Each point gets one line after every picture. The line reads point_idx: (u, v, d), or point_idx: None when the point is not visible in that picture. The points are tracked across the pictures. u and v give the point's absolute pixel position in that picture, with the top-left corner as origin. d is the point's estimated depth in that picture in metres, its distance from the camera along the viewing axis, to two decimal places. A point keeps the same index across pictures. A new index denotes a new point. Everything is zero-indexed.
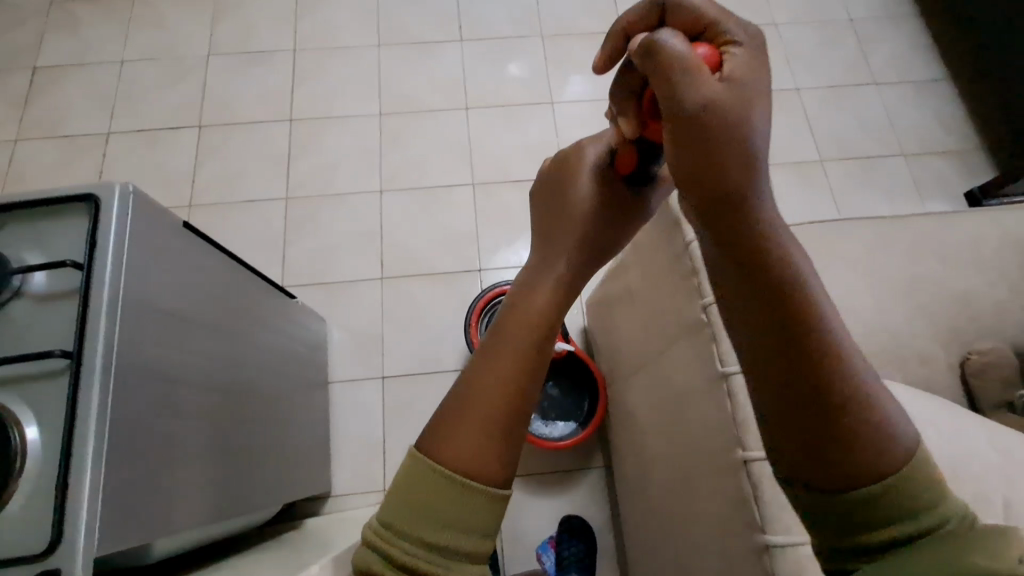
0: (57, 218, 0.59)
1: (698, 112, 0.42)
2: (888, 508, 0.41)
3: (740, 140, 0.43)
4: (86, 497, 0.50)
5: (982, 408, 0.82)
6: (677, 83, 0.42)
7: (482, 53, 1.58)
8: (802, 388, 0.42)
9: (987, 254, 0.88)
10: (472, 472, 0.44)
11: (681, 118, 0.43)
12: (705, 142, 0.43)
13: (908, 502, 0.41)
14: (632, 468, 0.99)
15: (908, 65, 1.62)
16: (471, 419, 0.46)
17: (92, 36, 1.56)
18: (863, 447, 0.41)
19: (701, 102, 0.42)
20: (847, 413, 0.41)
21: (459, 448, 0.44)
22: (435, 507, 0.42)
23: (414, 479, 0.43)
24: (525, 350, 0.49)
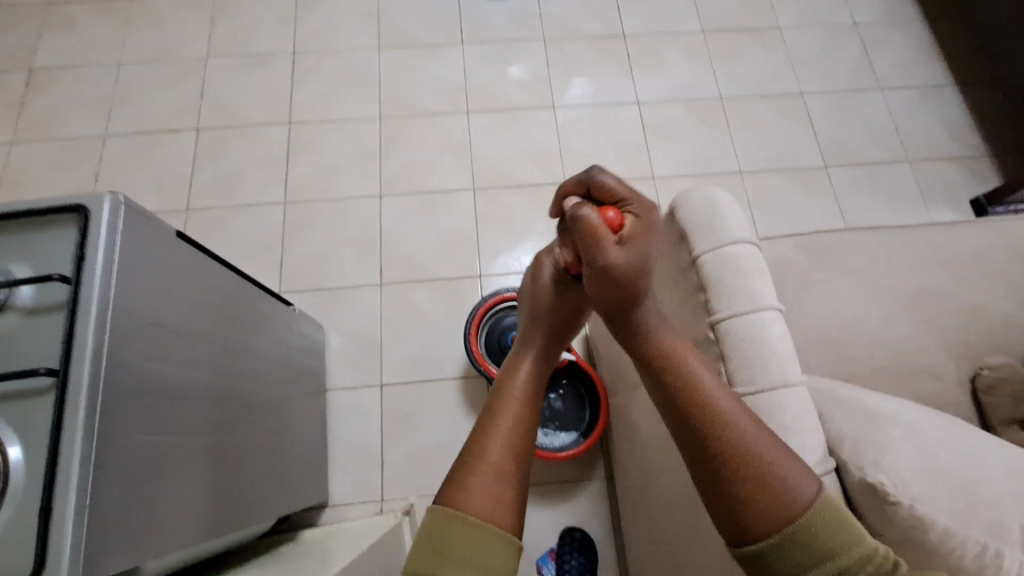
0: (46, 229, 0.57)
1: (602, 261, 0.54)
2: (791, 557, 0.46)
3: (637, 278, 0.55)
4: (71, 523, 0.48)
5: (995, 427, 0.79)
6: (587, 245, 0.54)
7: (483, 55, 1.56)
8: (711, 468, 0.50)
9: (997, 266, 0.87)
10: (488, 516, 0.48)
11: (591, 268, 0.55)
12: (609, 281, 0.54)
13: (810, 547, 0.46)
14: (635, 481, 0.97)
15: (913, 70, 1.61)
16: (482, 475, 0.50)
17: (90, 37, 1.54)
18: (767, 509, 0.47)
19: (604, 253, 0.54)
20: (756, 474, 0.49)
21: (486, 494, 0.49)
22: (457, 552, 0.45)
23: (437, 528, 0.47)
24: (520, 416, 0.56)
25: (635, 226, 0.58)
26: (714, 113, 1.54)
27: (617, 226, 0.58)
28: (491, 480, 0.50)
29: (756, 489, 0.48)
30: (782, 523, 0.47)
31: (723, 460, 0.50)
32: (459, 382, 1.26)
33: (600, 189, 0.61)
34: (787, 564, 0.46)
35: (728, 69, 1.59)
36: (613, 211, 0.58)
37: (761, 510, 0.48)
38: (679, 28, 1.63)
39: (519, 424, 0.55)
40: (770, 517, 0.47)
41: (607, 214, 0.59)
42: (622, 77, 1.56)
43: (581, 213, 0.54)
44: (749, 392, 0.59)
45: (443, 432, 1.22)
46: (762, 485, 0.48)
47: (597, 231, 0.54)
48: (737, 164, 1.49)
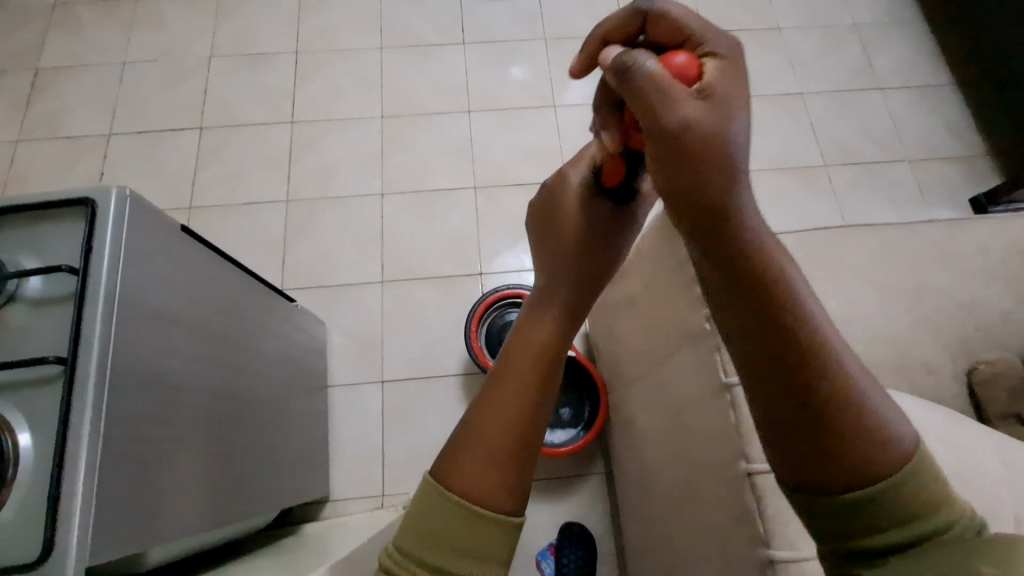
0: (54, 221, 0.58)
1: (676, 118, 0.40)
2: (891, 519, 0.39)
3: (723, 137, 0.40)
4: (78, 507, 0.49)
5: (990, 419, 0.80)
6: (651, 101, 0.40)
7: (484, 56, 1.57)
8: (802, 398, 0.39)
9: (993, 262, 0.87)
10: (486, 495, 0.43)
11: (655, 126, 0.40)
12: (678, 140, 0.40)
13: (906, 503, 0.39)
14: (633, 474, 0.98)
15: (912, 70, 1.62)
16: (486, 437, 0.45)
17: (95, 37, 1.56)
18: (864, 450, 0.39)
19: (675, 108, 0.40)
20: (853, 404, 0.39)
21: (478, 478, 0.43)
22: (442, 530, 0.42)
23: (425, 496, 0.44)
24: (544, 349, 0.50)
25: (714, 75, 0.42)
26: None
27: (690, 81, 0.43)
28: (492, 457, 0.44)
29: (850, 424, 0.39)
30: (879, 474, 0.39)
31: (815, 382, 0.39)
32: (459, 378, 1.27)
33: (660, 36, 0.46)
34: (888, 519, 0.39)
35: None
36: (684, 61, 0.43)
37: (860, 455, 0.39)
38: None
39: (525, 387, 0.48)
40: (866, 463, 0.39)
41: (675, 61, 0.43)
42: None
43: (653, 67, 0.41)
44: None
45: (444, 427, 1.23)
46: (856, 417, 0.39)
47: (669, 83, 0.40)
48: None
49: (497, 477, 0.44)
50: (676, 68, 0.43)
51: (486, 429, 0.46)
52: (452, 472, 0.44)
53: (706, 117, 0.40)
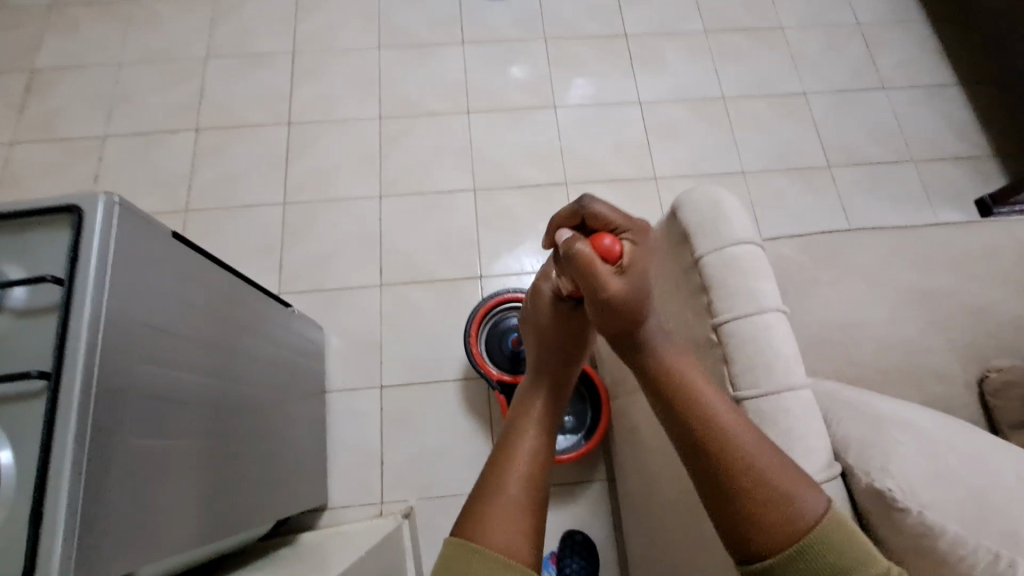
0: (40, 229, 0.57)
1: (595, 292, 0.50)
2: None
3: (636, 300, 0.50)
4: (61, 528, 0.47)
5: (1005, 431, 0.75)
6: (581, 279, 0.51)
7: (484, 56, 1.55)
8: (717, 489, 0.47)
9: (1004, 267, 0.85)
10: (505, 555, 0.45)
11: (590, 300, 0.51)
12: (605, 308, 0.50)
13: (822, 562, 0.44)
14: (636, 483, 0.96)
15: (916, 69, 1.60)
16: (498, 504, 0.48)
17: (91, 37, 1.54)
18: (781, 524, 0.44)
19: (601, 284, 0.50)
20: (768, 489, 0.46)
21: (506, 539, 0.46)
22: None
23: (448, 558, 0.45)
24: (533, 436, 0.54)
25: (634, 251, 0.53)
26: (716, 113, 1.53)
27: (615, 253, 0.52)
28: (510, 514, 0.48)
29: (762, 503, 0.45)
30: (788, 540, 0.44)
31: (726, 472, 0.47)
32: (459, 383, 1.25)
33: (593, 217, 0.57)
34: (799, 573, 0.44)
35: (730, 68, 1.58)
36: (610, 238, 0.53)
37: (770, 529, 0.44)
38: (681, 28, 1.62)
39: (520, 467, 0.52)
40: (777, 534, 0.44)
41: (602, 240, 0.53)
42: (624, 77, 1.56)
43: (573, 246, 0.51)
44: (753, 395, 0.58)
45: (443, 434, 1.21)
46: (769, 497, 0.45)
47: (590, 264, 0.50)
48: (739, 164, 1.48)
49: (515, 530, 0.47)
50: (599, 242, 0.52)
51: (501, 494, 0.49)
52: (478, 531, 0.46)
53: (622, 287, 0.49)
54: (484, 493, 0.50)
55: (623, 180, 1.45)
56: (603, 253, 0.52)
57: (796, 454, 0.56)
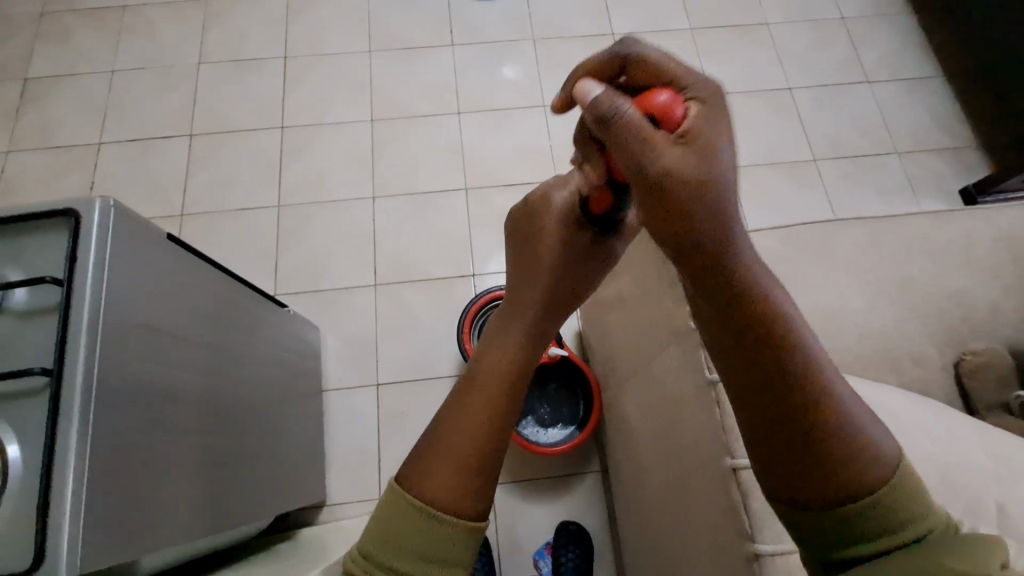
0: (38, 233, 0.59)
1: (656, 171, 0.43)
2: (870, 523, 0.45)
3: (715, 183, 0.43)
4: (68, 515, 0.49)
5: (980, 412, 0.80)
6: (636, 150, 0.43)
7: (474, 57, 1.57)
8: (790, 416, 0.45)
9: (980, 253, 0.87)
10: (449, 498, 0.48)
11: (649, 180, 0.43)
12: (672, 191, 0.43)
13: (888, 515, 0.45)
14: (626, 472, 0.99)
15: (900, 62, 1.62)
16: (451, 451, 0.51)
17: (84, 45, 1.56)
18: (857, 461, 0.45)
19: (660, 156, 0.43)
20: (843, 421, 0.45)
21: (442, 482, 0.49)
22: (401, 526, 0.47)
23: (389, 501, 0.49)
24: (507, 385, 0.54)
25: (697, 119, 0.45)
26: None
27: (671, 118, 0.46)
28: (463, 456, 0.50)
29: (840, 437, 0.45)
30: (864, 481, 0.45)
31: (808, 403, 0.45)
32: (453, 379, 1.27)
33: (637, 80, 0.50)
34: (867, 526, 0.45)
35: (717, 65, 1.61)
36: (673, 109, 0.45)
37: (859, 471, 0.45)
38: (668, 26, 1.64)
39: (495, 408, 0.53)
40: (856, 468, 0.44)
41: (654, 105, 0.46)
42: None
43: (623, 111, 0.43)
44: None
45: None
46: (850, 441, 0.45)
47: (644, 129, 0.43)
48: None
49: (458, 480, 0.49)
50: (652, 108, 0.46)
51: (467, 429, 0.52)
52: (415, 478, 0.50)
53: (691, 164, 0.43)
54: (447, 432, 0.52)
55: None
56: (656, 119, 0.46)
57: None
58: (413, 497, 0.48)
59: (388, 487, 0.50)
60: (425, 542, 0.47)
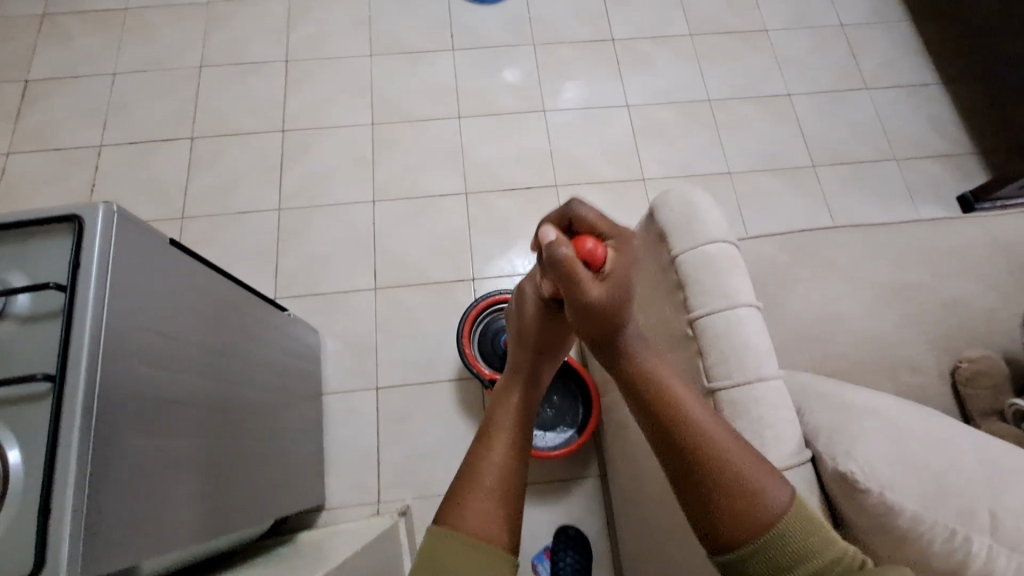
0: (42, 238, 0.59)
1: (580, 301, 0.52)
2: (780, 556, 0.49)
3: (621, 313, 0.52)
4: (68, 520, 0.49)
5: (976, 419, 0.79)
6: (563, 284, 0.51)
7: (475, 61, 1.58)
8: (688, 487, 0.52)
9: (976, 260, 0.88)
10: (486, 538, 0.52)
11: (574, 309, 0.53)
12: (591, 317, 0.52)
13: (791, 543, 0.49)
14: (624, 477, 0.99)
15: (898, 68, 1.63)
16: (481, 495, 0.55)
17: (85, 48, 1.56)
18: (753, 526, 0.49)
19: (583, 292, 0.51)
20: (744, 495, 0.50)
21: (480, 520, 0.53)
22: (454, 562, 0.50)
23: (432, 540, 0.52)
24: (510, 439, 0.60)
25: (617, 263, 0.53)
26: (703, 115, 1.56)
27: (598, 257, 0.53)
28: (490, 499, 0.55)
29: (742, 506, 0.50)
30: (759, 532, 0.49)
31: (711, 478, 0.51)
32: (452, 384, 1.27)
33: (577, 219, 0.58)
34: (757, 570, 0.49)
35: (716, 70, 1.61)
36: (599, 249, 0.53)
37: (747, 528, 0.49)
38: (667, 32, 1.65)
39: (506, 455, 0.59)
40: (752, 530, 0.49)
41: (585, 245, 0.53)
42: (613, 81, 1.58)
43: (557, 252, 0.50)
44: (726, 386, 0.60)
45: (438, 433, 1.24)
46: (748, 509, 0.50)
47: (572, 268, 0.50)
48: (725, 164, 1.51)
49: (489, 518, 0.54)
50: (584, 248, 0.53)
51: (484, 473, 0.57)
52: (450, 513, 0.54)
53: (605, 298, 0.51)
54: (472, 476, 0.57)
55: (613, 182, 1.47)
56: (584, 257, 0.53)
57: (765, 440, 0.59)
58: (457, 530, 0.52)
59: (428, 528, 0.53)
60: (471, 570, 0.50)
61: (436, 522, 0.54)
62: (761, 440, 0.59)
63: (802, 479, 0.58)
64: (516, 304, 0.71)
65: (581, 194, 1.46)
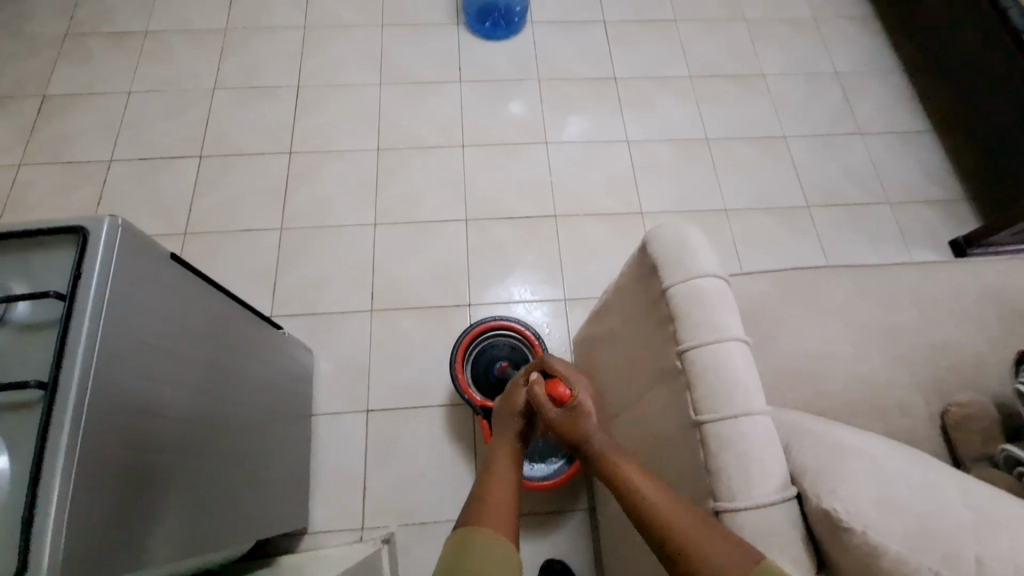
0: (46, 247, 0.60)
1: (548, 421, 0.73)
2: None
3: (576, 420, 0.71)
4: (50, 529, 0.48)
5: (967, 464, 0.77)
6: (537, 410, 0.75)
7: (481, 94, 1.63)
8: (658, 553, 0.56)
9: (965, 305, 0.89)
10: (500, 532, 0.57)
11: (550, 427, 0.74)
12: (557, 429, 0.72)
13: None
14: (612, 510, 0.98)
15: (891, 116, 1.68)
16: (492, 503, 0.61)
17: (104, 67, 1.61)
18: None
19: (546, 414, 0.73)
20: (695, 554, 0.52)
21: (495, 521, 0.58)
22: (474, 553, 0.54)
23: (454, 541, 0.57)
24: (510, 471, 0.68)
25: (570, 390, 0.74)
26: (701, 153, 1.60)
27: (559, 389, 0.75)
28: (502, 507, 0.61)
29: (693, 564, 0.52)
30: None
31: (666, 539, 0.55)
32: (444, 409, 1.27)
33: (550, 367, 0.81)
34: None
35: (715, 111, 1.66)
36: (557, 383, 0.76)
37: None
38: (668, 72, 1.71)
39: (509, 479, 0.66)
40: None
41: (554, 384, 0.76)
42: (614, 117, 1.63)
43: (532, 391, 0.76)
44: (714, 420, 0.61)
45: (427, 458, 1.22)
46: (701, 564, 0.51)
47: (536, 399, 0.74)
48: (722, 202, 1.54)
49: (502, 520, 0.59)
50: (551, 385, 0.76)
51: (492, 489, 0.64)
52: (471, 517, 0.59)
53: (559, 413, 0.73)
54: (480, 494, 0.63)
55: (612, 214, 1.50)
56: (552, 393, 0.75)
57: (753, 475, 0.59)
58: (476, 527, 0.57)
59: (450, 532, 0.58)
60: (489, 555, 0.54)
61: (456, 530, 0.59)
62: (749, 474, 0.59)
63: (785, 515, 0.58)
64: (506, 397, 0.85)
65: (580, 225, 1.48)
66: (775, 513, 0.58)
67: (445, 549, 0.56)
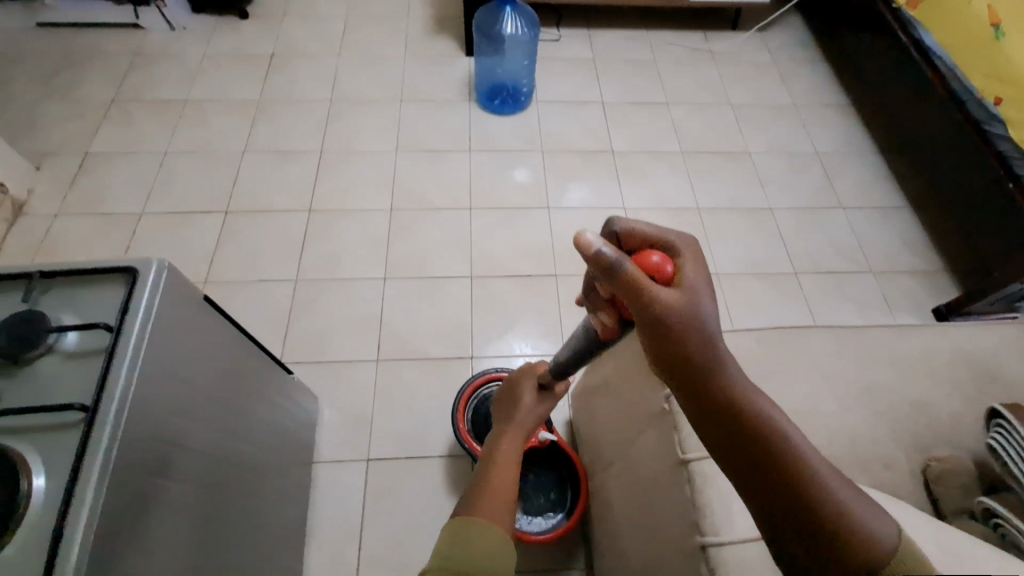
0: (98, 285, 0.67)
1: (648, 305, 0.50)
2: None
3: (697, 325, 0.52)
4: (78, 542, 0.52)
5: (947, 516, 0.82)
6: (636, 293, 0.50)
7: (488, 162, 1.76)
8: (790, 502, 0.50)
9: (939, 365, 0.95)
10: (491, 521, 0.62)
11: (643, 318, 0.51)
12: (660, 326, 0.51)
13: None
14: (608, 564, 0.97)
15: (869, 192, 1.81)
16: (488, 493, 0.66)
17: (145, 129, 1.76)
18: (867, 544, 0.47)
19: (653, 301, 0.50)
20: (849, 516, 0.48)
21: (489, 511, 0.63)
22: (467, 541, 0.59)
23: (448, 530, 0.61)
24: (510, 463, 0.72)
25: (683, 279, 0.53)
26: (693, 220, 1.71)
27: (663, 272, 0.53)
28: (497, 497, 0.65)
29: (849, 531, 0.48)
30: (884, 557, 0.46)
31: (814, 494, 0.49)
32: (443, 460, 1.28)
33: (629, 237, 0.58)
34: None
35: (705, 184, 1.79)
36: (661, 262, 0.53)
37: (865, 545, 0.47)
38: (661, 147, 1.86)
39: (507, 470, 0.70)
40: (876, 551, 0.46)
41: (649, 257, 0.53)
42: (612, 186, 1.76)
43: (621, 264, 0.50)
44: (698, 457, 0.68)
45: (424, 509, 1.23)
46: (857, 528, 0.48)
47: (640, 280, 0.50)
48: (714, 266, 1.62)
49: (495, 509, 0.64)
50: (657, 266, 0.53)
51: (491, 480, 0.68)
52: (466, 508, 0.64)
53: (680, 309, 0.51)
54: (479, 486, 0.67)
55: None
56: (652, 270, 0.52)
57: (734, 510, 0.65)
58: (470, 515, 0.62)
59: (446, 521, 0.63)
60: (478, 541, 0.59)
61: (451, 519, 0.63)
62: (730, 509, 0.65)
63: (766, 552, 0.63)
64: (506, 394, 0.87)
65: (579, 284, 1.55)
66: (757, 550, 0.62)
67: (441, 537, 0.61)
